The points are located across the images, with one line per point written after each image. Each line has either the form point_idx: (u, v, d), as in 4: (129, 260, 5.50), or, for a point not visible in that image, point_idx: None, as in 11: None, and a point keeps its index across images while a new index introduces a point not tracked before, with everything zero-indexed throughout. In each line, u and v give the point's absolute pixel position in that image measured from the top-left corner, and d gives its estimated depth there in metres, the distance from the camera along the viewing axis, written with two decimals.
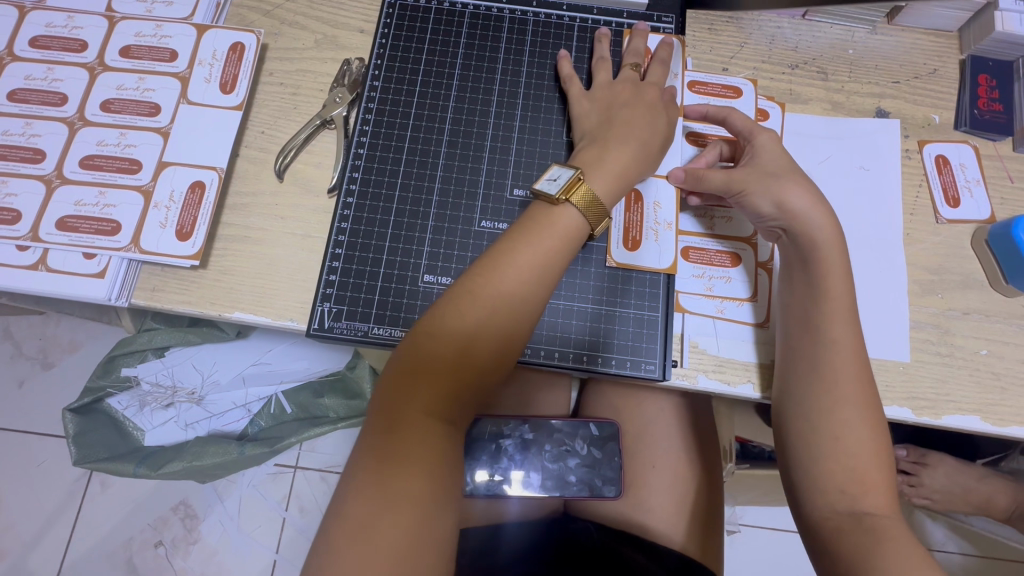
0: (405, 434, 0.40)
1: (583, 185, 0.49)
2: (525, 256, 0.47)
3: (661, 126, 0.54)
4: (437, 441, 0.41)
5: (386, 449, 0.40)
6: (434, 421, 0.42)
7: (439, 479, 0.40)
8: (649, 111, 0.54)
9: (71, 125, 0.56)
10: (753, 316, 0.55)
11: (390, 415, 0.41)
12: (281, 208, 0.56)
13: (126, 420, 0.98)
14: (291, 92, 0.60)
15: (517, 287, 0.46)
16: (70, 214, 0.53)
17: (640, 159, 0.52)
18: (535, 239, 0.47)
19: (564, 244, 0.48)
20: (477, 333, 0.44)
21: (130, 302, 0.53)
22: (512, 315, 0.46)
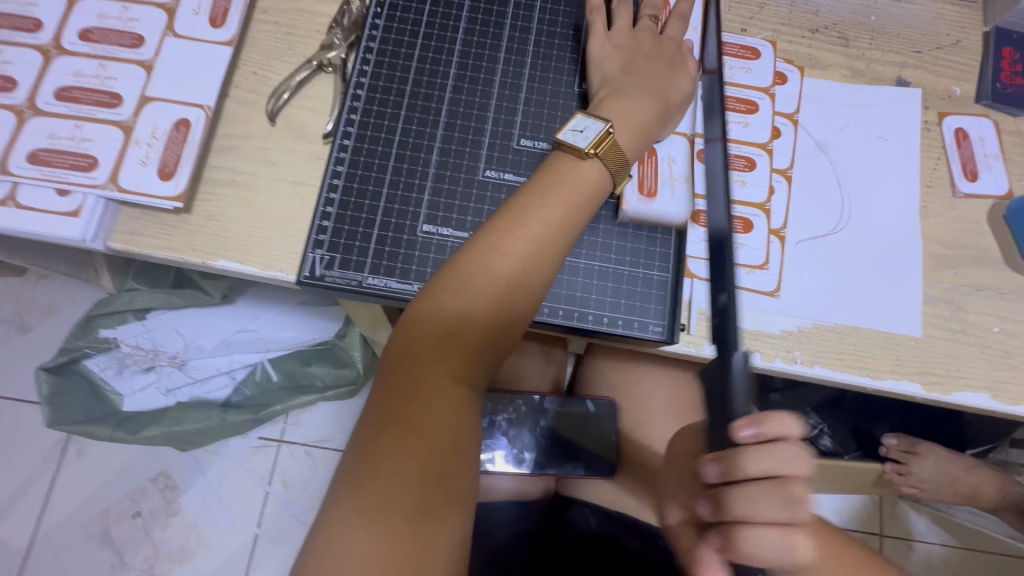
0: (424, 395, 0.40)
1: (612, 140, 0.48)
2: (554, 216, 0.45)
3: (677, 83, 0.52)
4: (456, 402, 0.41)
5: (404, 412, 0.39)
6: (454, 383, 0.41)
7: (459, 441, 0.40)
8: (669, 68, 0.53)
9: (47, 54, 0.52)
10: (763, 285, 0.53)
11: (406, 377, 0.41)
12: (273, 153, 0.53)
13: (102, 382, 0.94)
14: (285, 31, 0.56)
15: (544, 248, 0.45)
16: (43, 147, 0.50)
17: (654, 115, 0.50)
18: (557, 200, 0.46)
19: (585, 203, 0.47)
20: (499, 294, 0.43)
21: (106, 245, 0.50)
22: (535, 277, 0.44)
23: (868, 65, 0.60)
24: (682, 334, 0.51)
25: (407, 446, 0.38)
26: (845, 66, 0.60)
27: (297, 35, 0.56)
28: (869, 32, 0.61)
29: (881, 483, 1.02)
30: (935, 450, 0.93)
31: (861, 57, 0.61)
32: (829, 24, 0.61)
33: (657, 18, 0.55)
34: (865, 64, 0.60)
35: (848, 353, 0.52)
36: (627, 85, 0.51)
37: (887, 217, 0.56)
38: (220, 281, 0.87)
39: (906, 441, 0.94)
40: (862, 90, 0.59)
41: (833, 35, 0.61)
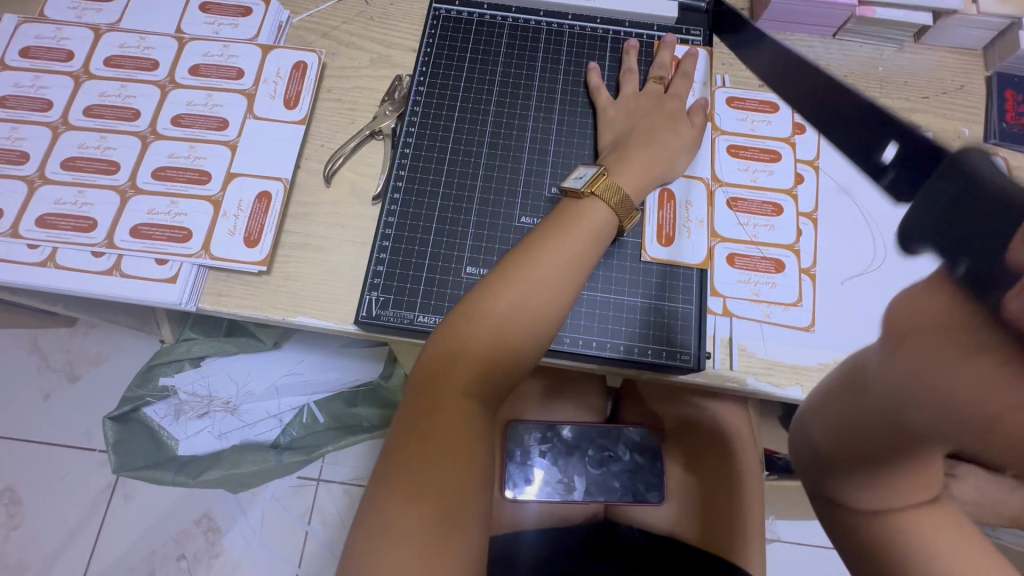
0: (443, 415, 0.40)
1: (606, 179, 0.52)
2: (560, 244, 0.47)
3: (678, 137, 0.57)
4: (472, 425, 0.41)
5: (423, 430, 0.39)
6: (472, 405, 0.42)
7: (475, 463, 0.39)
8: (671, 120, 0.57)
9: (144, 138, 0.59)
10: (799, 320, 0.56)
11: (425, 398, 0.41)
12: (341, 217, 0.59)
13: (161, 428, 0.99)
14: (349, 107, 0.63)
15: (553, 271, 0.46)
16: (143, 222, 0.56)
17: (658, 164, 0.55)
18: (570, 232, 0.48)
19: (596, 237, 0.49)
20: (515, 321, 0.44)
21: (197, 306, 0.55)
22: (548, 305, 0.46)
23: None
24: (724, 370, 0.55)
25: (427, 464, 0.38)
26: None
27: (358, 110, 0.63)
28: (879, 81, 0.66)
29: None
30: None
31: (873, 104, 0.65)
32: (840, 75, 0.67)
33: (661, 78, 0.61)
34: None
35: None
36: (637, 140, 0.55)
37: None
38: (272, 328, 0.93)
39: None
40: None
41: (845, 86, 0.66)
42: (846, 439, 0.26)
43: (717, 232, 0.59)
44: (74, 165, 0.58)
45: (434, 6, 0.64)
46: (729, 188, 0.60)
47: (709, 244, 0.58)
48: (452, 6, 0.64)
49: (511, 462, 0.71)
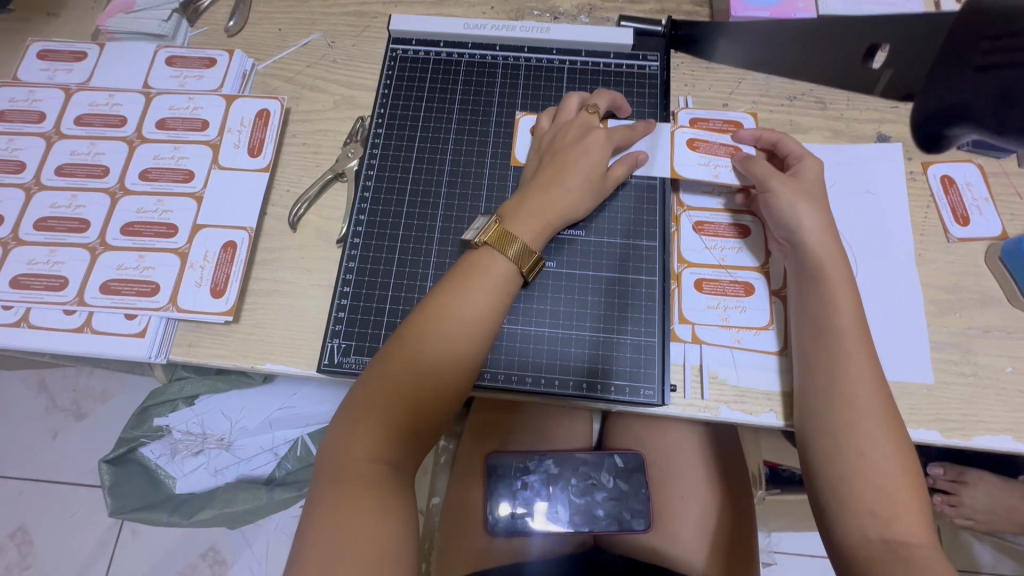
0: (354, 480, 0.41)
1: (506, 235, 0.50)
2: (473, 287, 0.47)
3: (581, 173, 0.53)
4: (385, 486, 0.41)
5: (335, 497, 0.40)
6: (382, 469, 0.42)
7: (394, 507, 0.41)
8: (593, 155, 0.54)
9: (113, 195, 0.60)
10: (773, 344, 0.54)
11: (334, 466, 0.42)
12: (307, 261, 0.59)
13: (157, 468, 1.00)
14: (313, 151, 0.64)
15: (467, 317, 0.46)
16: (113, 278, 0.57)
17: (556, 208, 0.52)
18: (483, 275, 0.48)
19: (497, 286, 0.48)
20: (420, 381, 0.44)
21: (168, 358, 0.56)
22: (450, 362, 0.45)
23: (847, 124, 0.64)
24: (695, 401, 0.53)
25: (339, 531, 0.38)
26: (826, 127, 0.64)
27: (323, 154, 0.63)
28: (846, 93, 0.65)
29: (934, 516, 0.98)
30: (984, 478, 0.91)
31: (840, 117, 0.64)
32: (806, 89, 0.65)
33: (594, 108, 0.57)
34: (845, 124, 0.64)
35: None
36: (540, 183, 0.53)
37: (886, 267, 0.58)
38: None
39: (952, 470, 0.92)
40: (845, 148, 0.63)
41: (811, 100, 0.65)
42: (829, 380, 0.47)
43: (684, 257, 0.58)
44: (47, 226, 0.59)
45: (391, 47, 0.65)
46: (695, 211, 0.59)
47: (676, 270, 0.57)
48: (409, 46, 0.65)
49: (494, 495, 0.71)
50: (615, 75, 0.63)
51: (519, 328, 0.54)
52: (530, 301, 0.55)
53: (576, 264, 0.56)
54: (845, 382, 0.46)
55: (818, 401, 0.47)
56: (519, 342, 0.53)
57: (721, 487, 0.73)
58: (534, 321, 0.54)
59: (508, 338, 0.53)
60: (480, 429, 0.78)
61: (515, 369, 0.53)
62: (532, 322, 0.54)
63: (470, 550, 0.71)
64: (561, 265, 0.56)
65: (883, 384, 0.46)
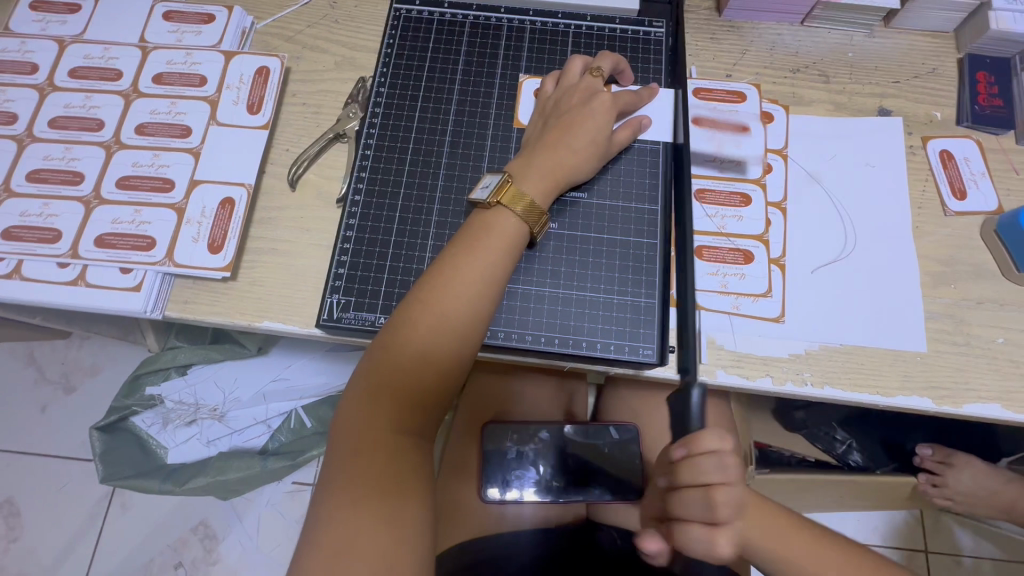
0: (376, 448, 0.42)
1: (513, 188, 0.49)
2: (473, 264, 0.46)
3: (586, 135, 0.53)
4: (403, 454, 0.43)
5: (345, 476, 0.41)
6: (400, 433, 0.43)
7: (403, 485, 0.42)
8: (598, 118, 0.54)
9: (108, 149, 0.59)
10: (768, 312, 0.55)
11: (352, 433, 0.43)
12: (306, 220, 0.58)
13: (150, 436, 0.99)
14: (313, 111, 0.63)
15: (468, 294, 0.45)
16: (108, 232, 0.56)
17: (563, 169, 0.52)
18: (480, 247, 0.47)
19: (509, 251, 0.48)
20: (437, 345, 0.44)
21: (164, 314, 0.55)
22: (465, 326, 0.45)
23: (849, 97, 0.64)
24: (694, 364, 0.53)
25: (360, 501, 0.40)
26: (828, 100, 0.64)
27: (323, 114, 0.63)
28: (848, 67, 0.65)
29: (917, 498, 1.00)
30: (970, 461, 0.92)
31: (842, 91, 0.64)
32: (809, 62, 0.65)
33: (599, 71, 0.57)
34: (847, 98, 0.64)
35: (858, 372, 0.54)
36: (546, 143, 0.52)
37: (884, 240, 0.58)
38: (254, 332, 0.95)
39: (941, 451, 0.94)
40: (846, 121, 0.63)
41: (814, 73, 0.65)
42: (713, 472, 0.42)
43: None
44: (39, 178, 0.58)
45: (394, 6, 0.64)
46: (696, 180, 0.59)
47: (677, 237, 0.57)
48: (413, 6, 0.64)
49: (489, 465, 0.71)
50: (621, 40, 0.63)
51: (520, 289, 0.54)
52: (532, 262, 0.54)
53: (577, 226, 0.56)
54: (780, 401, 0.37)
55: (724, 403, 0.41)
56: (521, 303, 0.53)
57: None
58: (536, 281, 0.54)
59: (510, 299, 0.53)
60: (475, 399, 0.78)
61: (515, 327, 0.52)
62: (533, 284, 0.54)
63: (465, 518, 0.71)
64: (563, 227, 0.56)
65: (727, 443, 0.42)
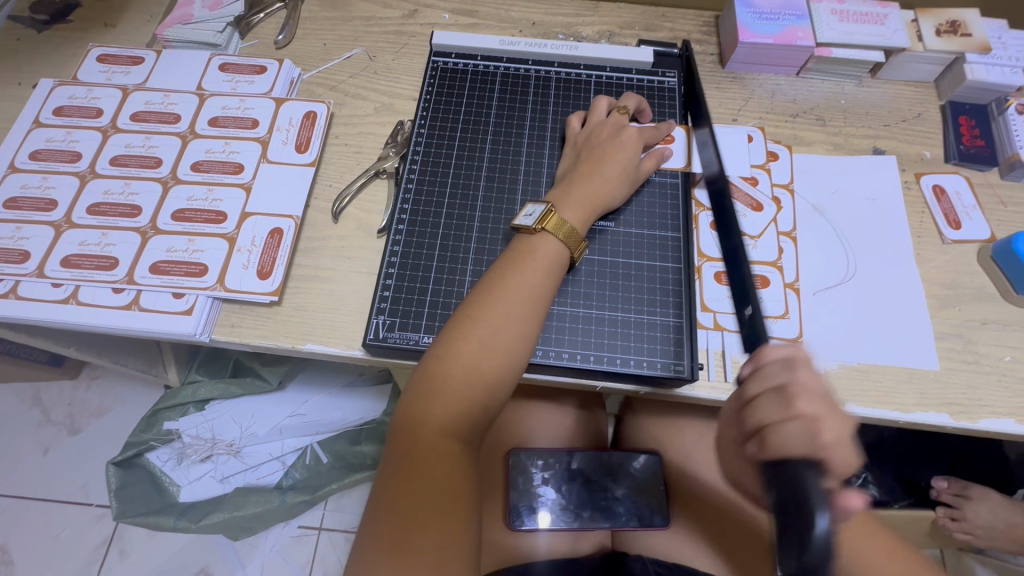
0: (428, 453, 0.45)
1: (555, 215, 0.54)
2: (518, 283, 0.50)
3: (618, 164, 0.58)
4: (455, 458, 0.45)
5: (402, 475, 0.44)
6: (451, 438, 0.46)
7: (456, 486, 0.44)
8: (625, 149, 0.59)
9: (165, 184, 0.63)
10: (786, 333, 0.59)
11: (407, 436, 0.46)
12: (348, 249, 0.62)
13: (162, 474, 0.98)
14: (355, 151, 0.68)
15: (515, 309, 0.49)
16: (163, 259, 0.59)
17: (598, 196, 0.57)
18: (525, 267, 0.51)
19: (551, 272, 0.52)
20: (486, 357, 0.48)
21: (212, 337, 0.58)
22: (514, 340, 0.49)
23: (846, 139, 0.70)
24: (720, 383, 0.56)
25: (411, 499, 0.42)
26: (826, 141, 0.70)
27: (364, 153, 0.68)
28: (842, 112, 0.72)
29: (936, 532, 1.00)
30: (988, 493, 0.94)
31: (839, 133, 0.71)
32: (807, 108, 0.72)
33: (625, 109, 0.63)
34: (843, 139, 0.70)
35: (876, 390, 0.56)
36: (581, 173, 0.58)
37: (888, 266, 0.63)
38: (277, 366, 0.97)
39: (957, 483, 0.95)
40: (844, 159, 0.69)
41: (812, 117, 0.71)
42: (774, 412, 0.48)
43: (703, 252, 0.62)
44: (99, 211, 0.62)
45: (432, 58, 0.70)
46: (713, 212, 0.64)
47: (697, 263, 0.61)
48: (448, 58, 0.71)
49: (515, 490, 0.72)
50: (638, 88, 0.69)
51: (555, 310, 0.57)
52: (566, 286, 0.58)
53: (606, 253, 0.60)
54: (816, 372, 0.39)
55: (749, 361, 0.42)
56: (557, 323, 0.56)
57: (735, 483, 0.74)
58: (570, 302, 0.57)
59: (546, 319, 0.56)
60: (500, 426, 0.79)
61: (551, 345, 0.55)
62: (568, 305, 0.57)
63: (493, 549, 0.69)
64: (593, 253, 0.60)
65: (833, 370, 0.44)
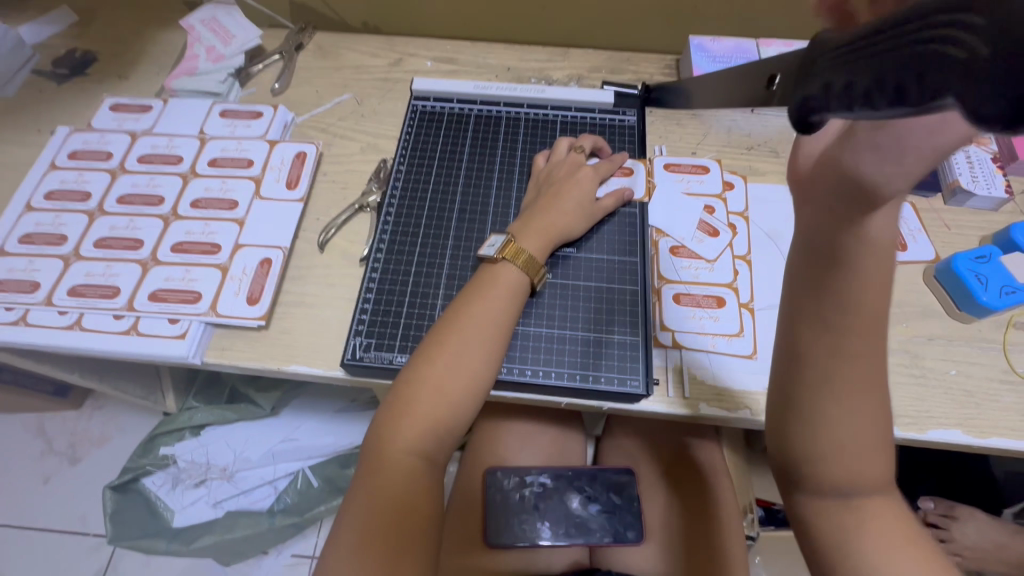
0: (393, 467, 0.49)
1: (516, 246, 0.59)
2: (482, 309, 0.55)
3: (574, 199, 0.64)
4: (418, 473, 0.49)
5: (369, 488, 0.48)
6: (416, 454, 0.50)
7: (418, 499, 0.48)
8: (581, 184, 0.65)
9: (166, 219, 0.69)
10: (742, 349, 0.62)
11: (375, 452, 0.50)
12: (332, 277, 0.67)
13: (157, 499, 1.01)
14: (341, 187, 0.74)
15: (479, 333, 0.54)
16: (161, 288, 0.64)
17: (556, 227, 0.62)
18: (490, 294, 0.56)
19: (514, 299, 0.57)
20: (450, 378, 0.52)
21: (203, 360, 0.62)
22: (481, 363, 0.53)
23: None
24: (676, 398, 0.59)
25: (376, 510, 0.47)
26: (780, 171, 0.75)
27: (349, 189, 0.74)
28: None
29: None
30: (973, 513, 0.94)
31: None
32: (761, 142, 0.77)
33: (582, 148, 0.69)
34: None
35: None
36: (541, 206, 0.63)
37: None
38: (270, 392, 1.00)
39: (942, 504, 0.95)
40: None
41: (765, 150, 0.77)
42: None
43: (662, 275, 0.66)
44: (105, 244, 0.68)
45: (412, 102, 0.77)
46: (672, 238, 0.68)
47: (657, 286, 0.65)
48: (427, 102, 0.77)
49: (492, 509, 0.74)
50: (600, 127, 0.76)
51: (520, 329, 0.61)
52: (530, 308, 0.62)
53: (569, 277, 0.64)
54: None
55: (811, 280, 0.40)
56: (522, 342, 0.60)
57: (711, 498, 0.74)
58: (534, 322, 0.61)
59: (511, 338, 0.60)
60: (480, 446, 0.81)
61: (515, 362, 0.59)
62: (532, 325, 0.61)
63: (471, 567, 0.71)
64: (557, 276, 0.64)
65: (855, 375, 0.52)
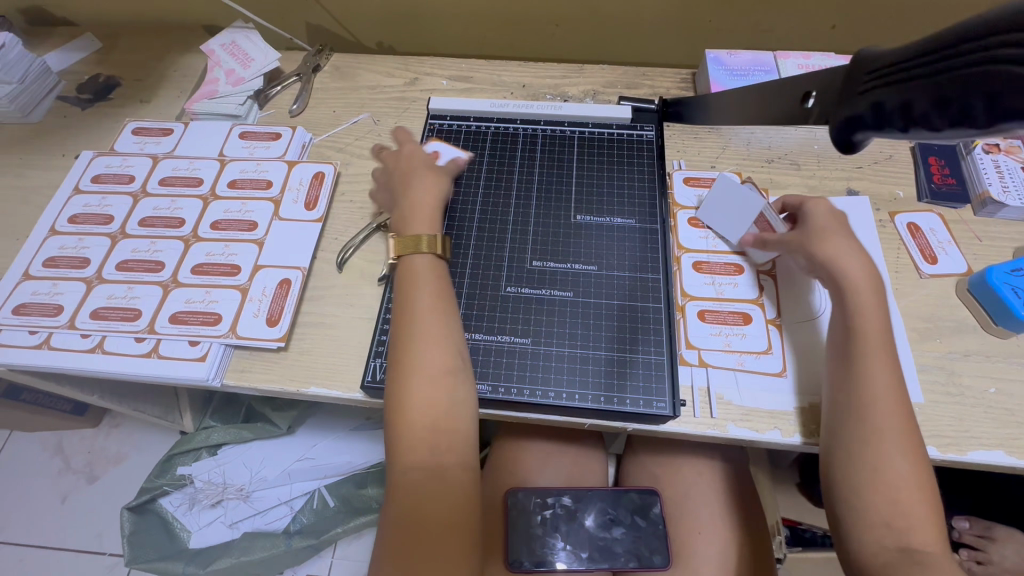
0: (412, 493, 0.48)
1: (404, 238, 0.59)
2: (421, 308, 0.55)
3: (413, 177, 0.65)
4: (438, 488, 0.49)
5: (399, 521, 0.47)
6: (429, 471, 0.49)
7: (448, 514, 0.48)
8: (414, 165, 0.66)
9: (186, 241, 0.70)
10: (772, 367, 0.60)
11: (393, 486, 0.49)
12: (351, 296, 0.67)
13: (174, 519, 1.01)
14: (358, 207, 0.74)
15: (428, 331, 0.54)
16: (181, 310, 0.64)
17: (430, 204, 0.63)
18: (419, 291, 0.56)
19: (440, 286, 0.57)
20: (417, 385, 0.52)
21: (222, 382, 0.62)
22: (450, 371, 0.53)
23: (820, 181, 0.74)
24: (704, 418, 0.58)
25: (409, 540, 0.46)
26: (802, 184, 0.74)
27: (367, 209, 0.74)
28: (816, 157, 0.76)
29: None
30: (1013, 535, 0.90)
31: (814, 176, 0.74)
32: (781, 154, 0.76)
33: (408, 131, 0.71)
34: (818, 181, 0.74)
35: None
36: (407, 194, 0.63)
37: None
38: (286, 411, 1.00)
39: (979, 524, 0.92)
40: None
41: (786, 162, 0.76)
42: (856, 373, 0.52)
43: (686, 292, 0.65)
44: (127, 267, 0.68)
45: (429, 121, 0.77)
46: (694, 254, 0.67)
47: (680, 303, 0.64)
48: (444, 121, 0.77)
49: (515, 529, 0.71)
50: (618, 142, 0.75)
51: (542, 350, 0.60)
52: (550, 328, 0.61)
53: (589, 294, 0.63)
54: (890, 357, 0.52)
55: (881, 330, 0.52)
56: (543, 363, 0.59)
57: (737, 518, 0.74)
58: (555, 343, 0.60)
59: (531, 360, 0.59)
60: (500, 467, 0.80)
61: (537, 385, 0.58)
62: (553, 346, 0.60)
63: None
64: (577, 295, 0.63)
65: (902, 387, 0.51)
